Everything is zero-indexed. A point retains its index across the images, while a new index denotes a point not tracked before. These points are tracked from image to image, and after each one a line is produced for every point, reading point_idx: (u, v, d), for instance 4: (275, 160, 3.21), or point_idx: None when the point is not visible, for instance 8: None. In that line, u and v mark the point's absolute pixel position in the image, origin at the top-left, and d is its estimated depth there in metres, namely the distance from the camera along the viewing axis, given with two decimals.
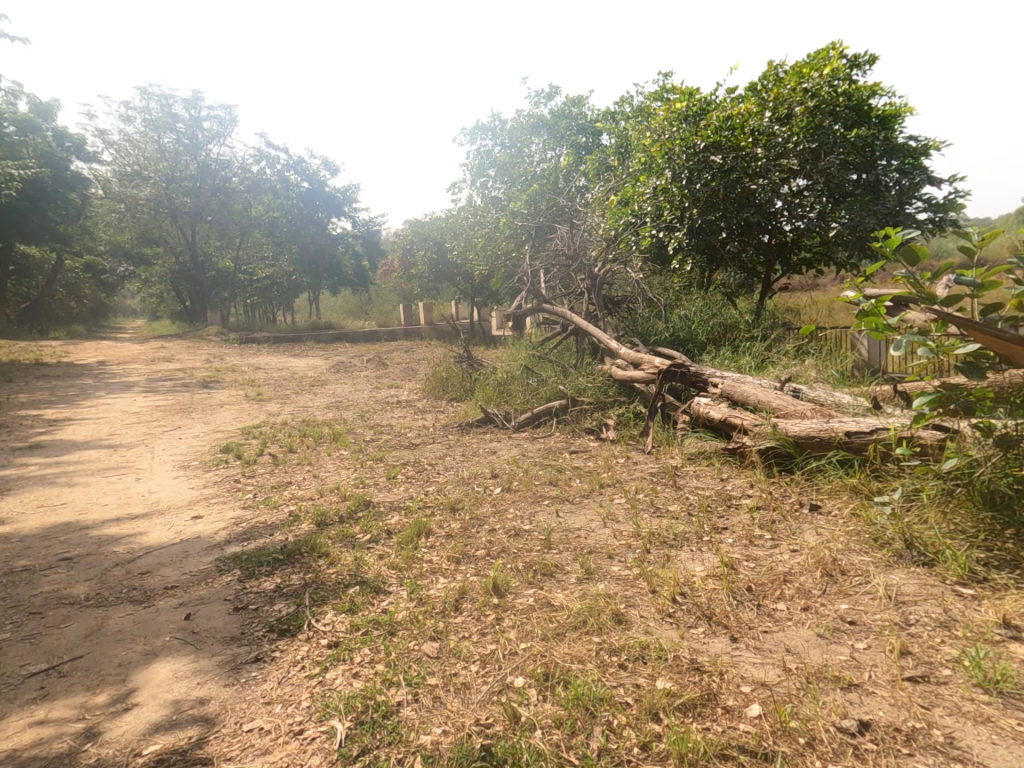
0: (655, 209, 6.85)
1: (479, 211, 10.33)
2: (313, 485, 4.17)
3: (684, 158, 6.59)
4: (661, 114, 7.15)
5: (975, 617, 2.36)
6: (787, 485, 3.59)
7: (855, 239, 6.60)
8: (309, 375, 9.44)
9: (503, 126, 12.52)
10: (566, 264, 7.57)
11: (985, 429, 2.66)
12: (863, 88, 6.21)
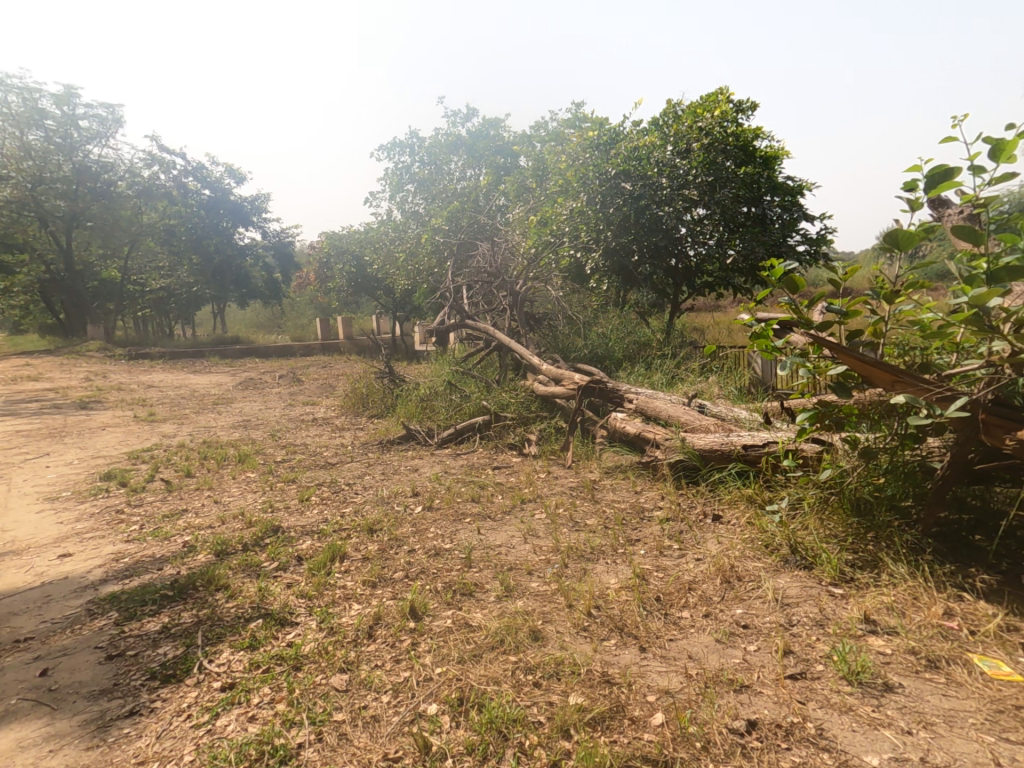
0: (572, 229, 7.23)
1: (399, 226, 10.46)
2: (214, 512, 3.87)
3: (597, 183, 6.93)
4: (575, 141, 7.56)
5: (843, 615, 2.66)
6: (693, 497, 3.81)
7: (748, 266, 7.19)
8: (211, 393, 8.82)
9: (421, 143, 12.38)
10: (488, 282, 7.83)
11: (853, 442, 3.03)
12: (748, 130, 6.76)
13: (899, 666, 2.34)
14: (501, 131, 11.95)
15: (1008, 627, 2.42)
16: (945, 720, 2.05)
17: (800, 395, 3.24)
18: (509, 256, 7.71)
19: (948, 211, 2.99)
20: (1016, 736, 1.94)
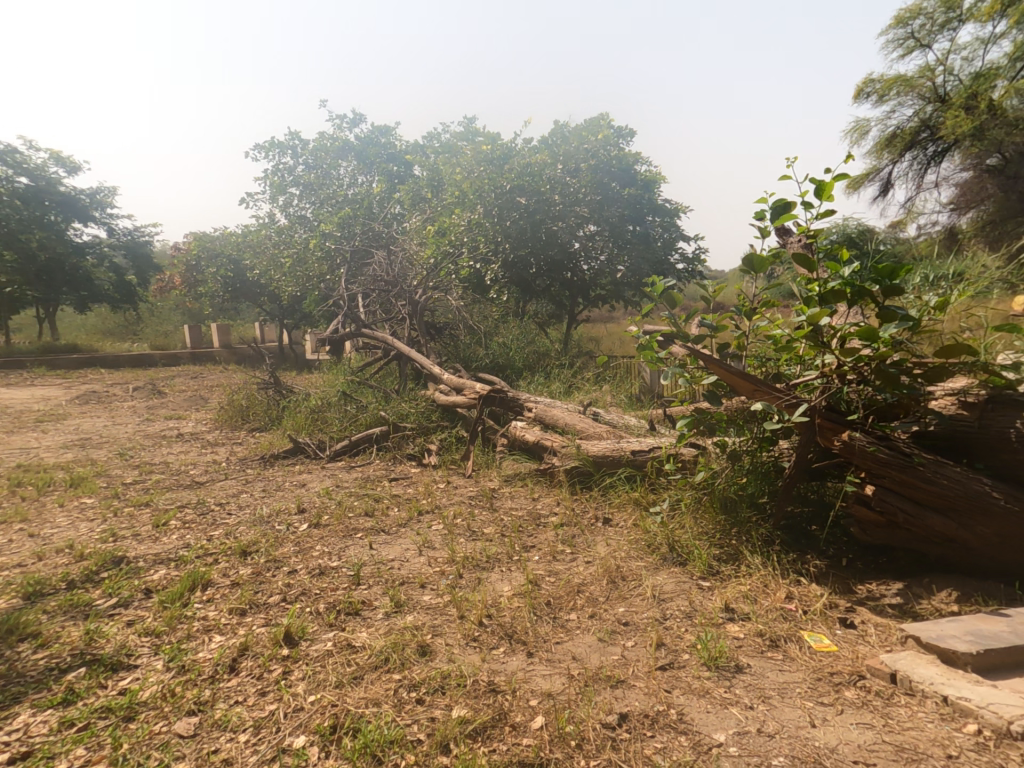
0: (471, 240, 7.71)
1: (283, 230, 10.00)
2: (29, 548, 3.40)
3: (494, 195, 7.79)
4: (471, 153, 8.47)
5: (708, 606, 2.92)
6: (586, 501, 3.97)
7: (634, 282, 8.18)
8: (36, 410, 7.68)
9: (304, 146, 11.75)
10: (386, 290, 7.47)
11: (722, 445, 3.38)
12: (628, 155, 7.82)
13: (748, 648, 2.65)
14: (391, 139, 12.47)
15: (828, 605, 2.94)
16: (780, 693, 2.36)
17: (679, 403, 3.52)
18: (408, 267, 7.41)
19: (790, 238, 3.38)
20: (828, 699, 2.35)
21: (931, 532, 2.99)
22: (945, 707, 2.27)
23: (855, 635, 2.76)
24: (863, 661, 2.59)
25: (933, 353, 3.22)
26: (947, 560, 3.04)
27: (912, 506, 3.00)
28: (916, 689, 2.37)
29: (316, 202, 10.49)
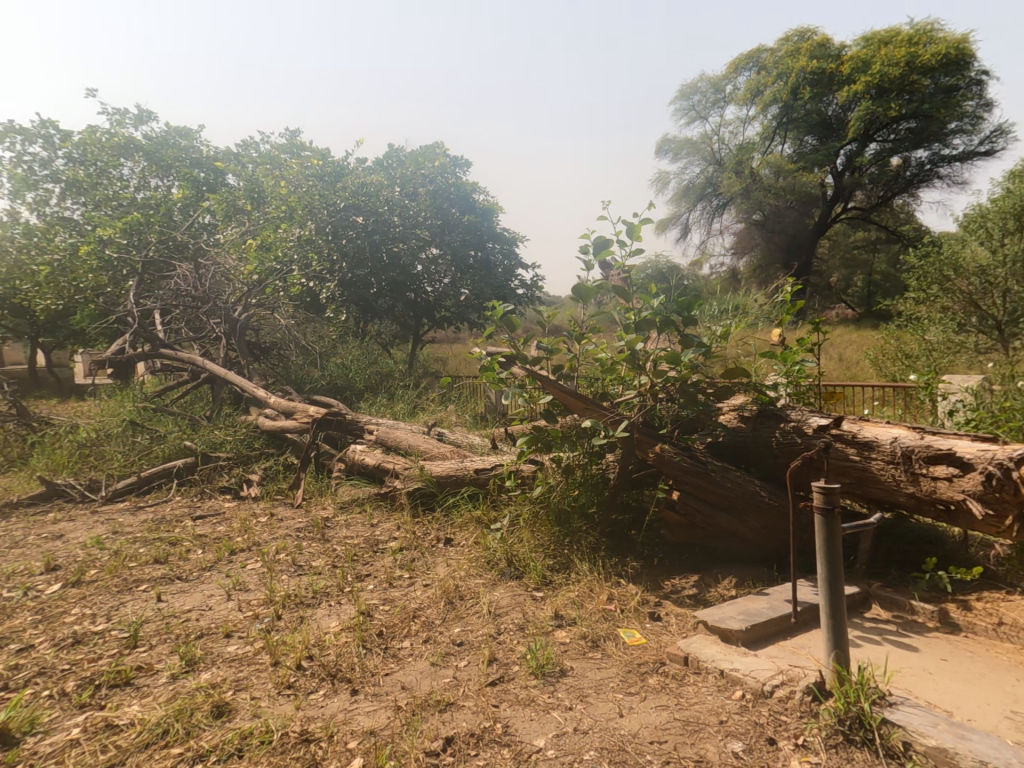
0: (303, 257, 8.55)
1: (38, 232, 7.89)
2: None
3: (325, 213, 8.90)
4: (296, 169, 9.20)
5: (539, 616, 3.07)
6: (429, 524, 4.01)
7: (477, 304, 9.89)
8: None
9: (65, 136, 9.29)
10: (194, 307, 7.19)
11: (557, 460, 3.60)
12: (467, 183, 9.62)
13: (572, 652, 2.82)
14: (193, 140, 10.60)
15: (641, 601, 3.25)
16: (595, 691, 2.53)
17: (519, 421, 3.71)
18: (224, 282, 7.23)
19: (611, 271, 3.80)
20: (635, 688, 2.58)
21: (719, 529, 3.49)
22: (720, 679, 2.68)
23: (660, 625, 3.07)
24: (665, 648, 2.89)
25: (722, 375, 3.80)
26: (729, 552, 3.56)
27: (706, 507, 3.47)
28: (701, 667, 2.75)
29: (88, 204, 8.53)
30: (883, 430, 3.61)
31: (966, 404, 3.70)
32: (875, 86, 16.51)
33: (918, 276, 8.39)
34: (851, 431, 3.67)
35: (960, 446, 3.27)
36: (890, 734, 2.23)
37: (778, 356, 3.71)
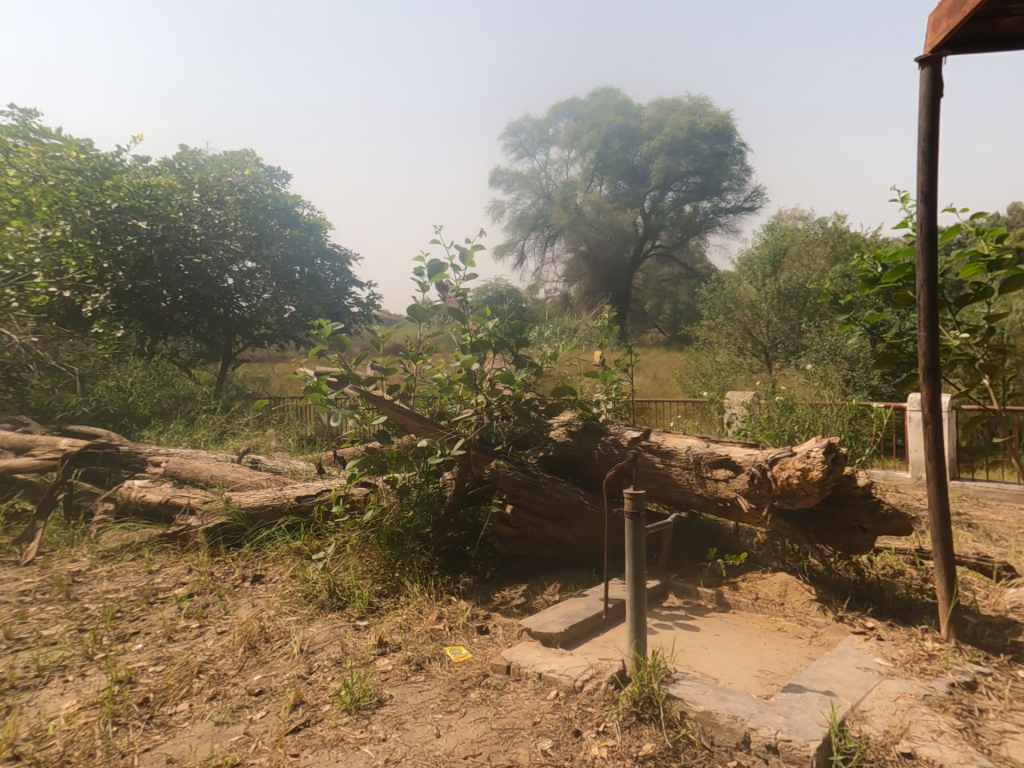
0: (52, 264, 7.90)
1: None
2: None
3: (85, 214, 8.26)
4: (32, 158, 8.10)
5: (361, 646, 2.91)
6: (236, 561, 3.84)
7: (303, 320, 10.31)
8: None
9: None
10: None
11: (392, 482, 3.52)
12: (287, 196, 10.23)
13: (393, 678, 2.70)
14: None
15: (470, 616, 3.25)
16: (413, 715, 2.44)
17: (349, 444, 3.56)
18: None
19: (447, 294, 3.85)
20: (455, 705, 2.54)
21: (547, 538, 3.64)
22: (538, 682, 2.75)
23: (486, 638, 3.08)
24: (490, 660, 2.89)
25: (551, 395, 3.93)
26: (557, 559, 3.76)
27: (535, 519, 3.59)
28: (521, 673, 2.79)
29: None
30: (680, 441, 4.20)
31: (741, 418, 4.52)
32: (668, 144, 21.45)
33: (710, 307, 10.25)
34: (657, 442, 4.21)
35: (733, 451, 3.96)
36: (670, 706, 2.52)
37: (599, 376, 4.11)
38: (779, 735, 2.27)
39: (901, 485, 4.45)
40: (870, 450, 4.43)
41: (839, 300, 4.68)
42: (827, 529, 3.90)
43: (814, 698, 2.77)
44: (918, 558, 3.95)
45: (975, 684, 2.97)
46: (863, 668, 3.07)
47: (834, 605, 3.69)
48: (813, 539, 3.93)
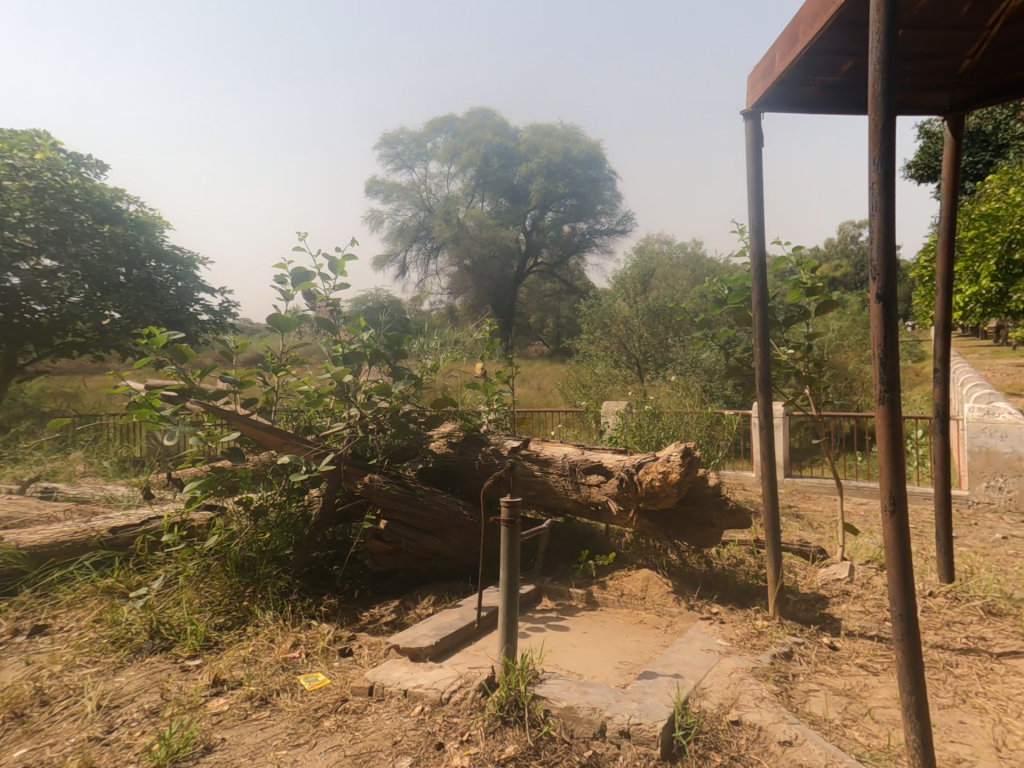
0: None
1: None
2: None
3: None
4: None
5: (189, 689, 2.65)
6: (8, 612, 3.38)
7: (129, 328, 9.31)
8: None
9: None
10: None
11: (243, 503, 3.39)
12: (104, 189, 9.05)
13: (228, 719, 2.46)
14: None
15: (332, 640, 3.09)
16: (250, 756, 2.23)
17: (188, 465, 3.30)
18: None
19: (318, 304, 3.72)
20: (304, 738, 2.35)
21: (423, 551, 3.56)
22: (403, 700, 2.60)
23: (349, 661, 2.93)
24: (350, 682, 2.73)
25: (431, 409, 3.83)
26: (434, 571, 3.70)
27: (411, 532, 3.52)
28: (385, 692, 2.63)
29: None
30: (557, 449, 4.37)
31: (615, 426, 4.86)
32: (546, 167, 24.04)
33: (589, 322, 10.96)
34: (536, 451, 4.35)
35: (605, 457, 4.21)
36: (534, 706, 2.51)
37: (481, 388, 4.17)
38: (631, 721, 2.38)
39: (746, 484, 5.08)
40: (722, 453, 5.00)
41: (695, 317, 5.23)
42: (683, 526, 4.30)
43: (665, 682, 3.02)
44: (754, 547, 4.53)
45: (791, 653, 3.47)
46: (707, 649, 3.42)
47: (687, 595, 4.05)
48: (671, 537, 4.30)
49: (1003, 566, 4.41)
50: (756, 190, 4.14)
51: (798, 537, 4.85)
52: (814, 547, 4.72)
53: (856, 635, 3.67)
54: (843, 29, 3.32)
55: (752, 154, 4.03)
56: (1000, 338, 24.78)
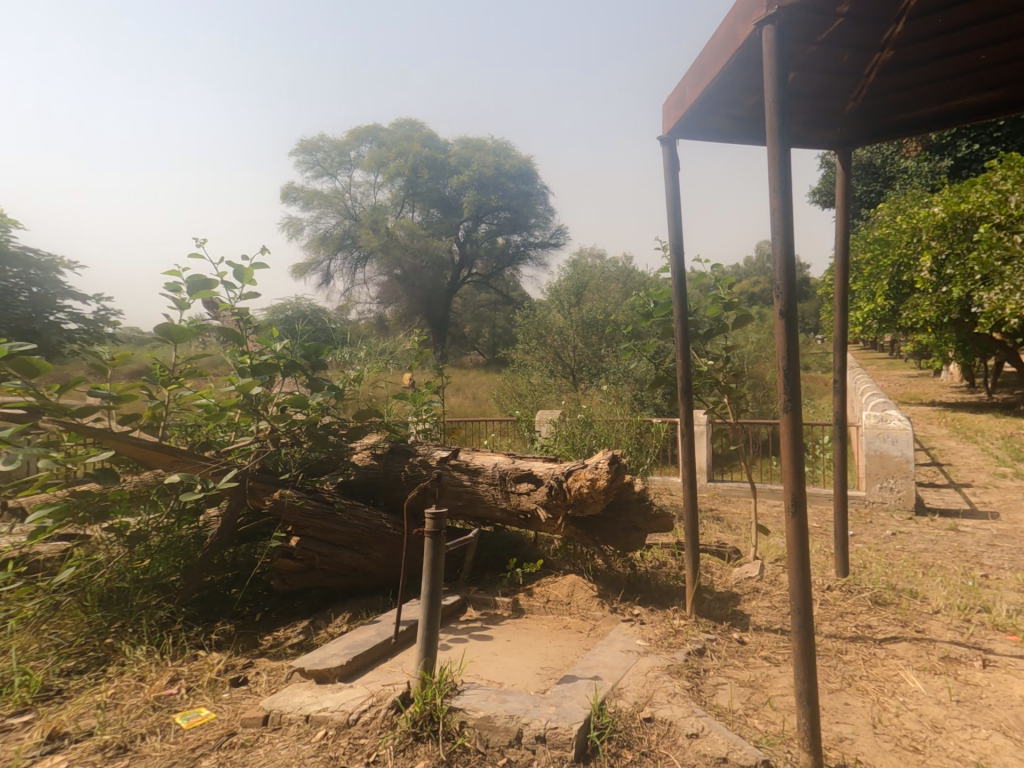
0: None
1: None
2: None
3: None
4: None
5: (14, 749, 2.33)
6: None
7: None
8: None
9: None
10: None
11: (115, 528, 3.28)
12: None
13: None
14: None
15: (222, 670, 2.96)
16: None
17: (37, 491, 3.10)
18: None
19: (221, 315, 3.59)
20: None
21: (341, 565, 3.51)
22: (303, 726, 2.53)
23: (241, 691, 2.81)
24: (240, 715, 2.61)
25: (354, 420, 3.83)
26: (353, 587, 3.67)
27: (327, 548, 3.45)
28: (283, 720, 2.56)
29: None
30: (486, 458, 4.25)
31: (547, 435, 4.92)
32: (477, 179, 25.44)
33: (526, 332, 11.45)
34: (465, 460, 4.20)
35: (535, 465, 4.12)
36: (450, 719, 2.54)
37: (409, 398, 4.16)
38: (548, 726, 2.48)
39: (672, 489, 5.35)
40: (650, 459, 5.21)
41: (625, 328, 5.43)
42: (610, 531, 4.39)
43: (584, 684, 3.09)
44: (675, 550, 4.78)
45: (703, 649, 3.66)
46: (626, 650, 3.53)
47: (610, 599, 4.18)
48: (598, 542, 4.37)
49: (890, 561, 4.91)
50: (674, 211, 4.43)
51: (716, 539, 5.17)
52: (730, 548, 5.03)
53: (762, 629, 3.93)
54: (746, 65, 3.60)
55: (670, 177, 4.29)
56: (897, 349, 28.01)
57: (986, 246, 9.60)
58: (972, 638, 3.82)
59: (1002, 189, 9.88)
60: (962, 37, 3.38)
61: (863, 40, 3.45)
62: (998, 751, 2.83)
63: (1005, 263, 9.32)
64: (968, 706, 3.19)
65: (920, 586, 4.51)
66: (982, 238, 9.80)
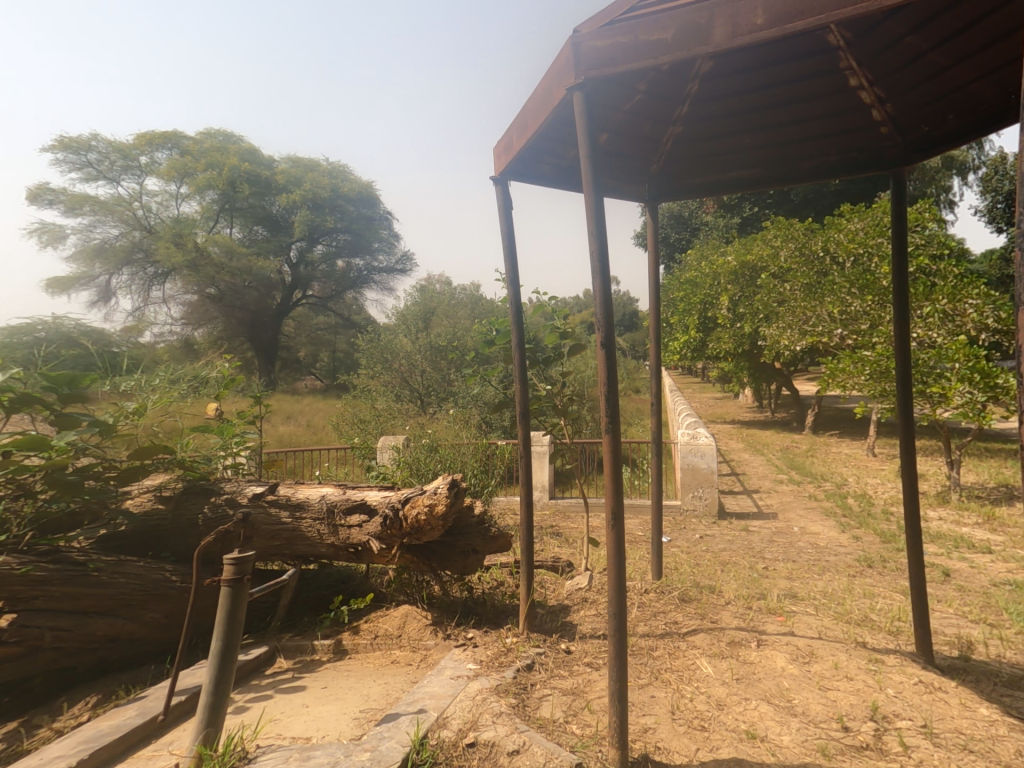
0: None
1: None
2: None
3: None
4: None
5: None
6: None
7: None
8: None
9: None
10: None
11: None
12: None
13: None
14: None
15: None
16: None
17: None
18: None
19: None
20: None
21: (91, 636, 3.18)
22: None
23: None
24: None
25: (130, 457, 3.48)
26: (104, 661, 3.32)
27: (66, 620, 3.08)
28: None
29: None
30: (314, 490, 4.02)
31: (387, 462, 4.84)
32: (311, 200, 24.91)
33: (371, 357, 11.51)
34: (286, 494, 3.94)
35: (369, 495, 3.92)
36: None
37: (216, 431, 3.98)
38: None
39: (515, 508, 5.69)
40: (494, 481, 5.45)
41: (469, 354, 5.50)
42: (447, 556, 4.25)
43: (405, 720, 2.90)
44: (512, 569, 5.00)
45: (532, 664, 3.70)
46: (455, 677, 3.43)
47: (445, 626, 4.18)
48: (436, 567, 4.26)
49: (697, 561, 5.66)
50: (509, 246, 4.69)
51: (552, 555, 5.49)
52: (565, 562, 5.39)
53: (588, 636, 4.13)
54: (561, 125, 4.00)
55: (503, 215, 4.55)
56: (707, 373, 34.10)
57: (768, 291, 11.95)
58: (752, 622, 4.39)
59: (774, 246, 12.58)
60: (732, 122, 4.03)
61: (659, 114, 4.01)
62: (763, 718, 3.15)
63: (781, 304, 11.62)
64: (744, 682, 3.54)
65: (717, 582, 5.20)
66: (765, 285, 12.20)
